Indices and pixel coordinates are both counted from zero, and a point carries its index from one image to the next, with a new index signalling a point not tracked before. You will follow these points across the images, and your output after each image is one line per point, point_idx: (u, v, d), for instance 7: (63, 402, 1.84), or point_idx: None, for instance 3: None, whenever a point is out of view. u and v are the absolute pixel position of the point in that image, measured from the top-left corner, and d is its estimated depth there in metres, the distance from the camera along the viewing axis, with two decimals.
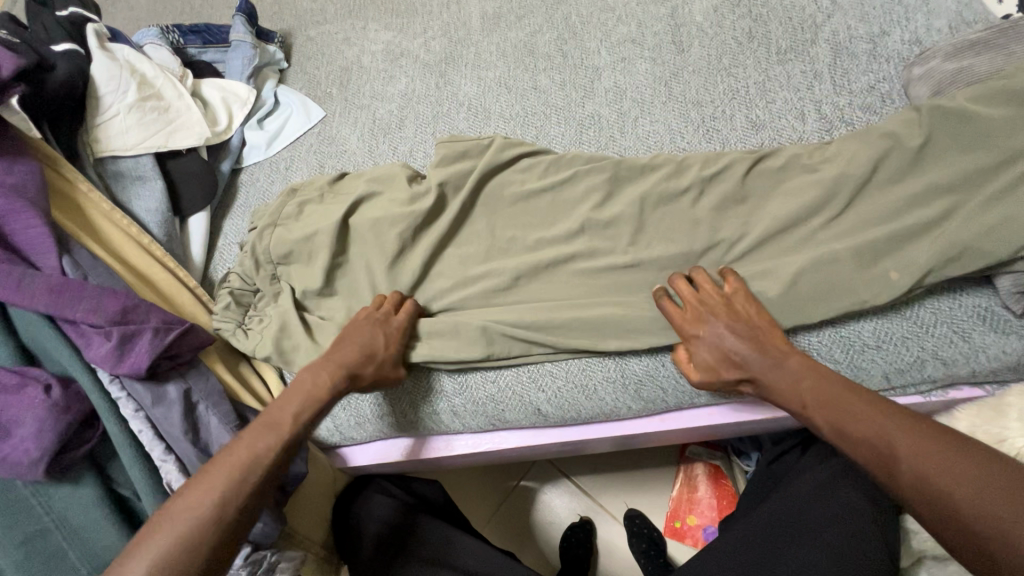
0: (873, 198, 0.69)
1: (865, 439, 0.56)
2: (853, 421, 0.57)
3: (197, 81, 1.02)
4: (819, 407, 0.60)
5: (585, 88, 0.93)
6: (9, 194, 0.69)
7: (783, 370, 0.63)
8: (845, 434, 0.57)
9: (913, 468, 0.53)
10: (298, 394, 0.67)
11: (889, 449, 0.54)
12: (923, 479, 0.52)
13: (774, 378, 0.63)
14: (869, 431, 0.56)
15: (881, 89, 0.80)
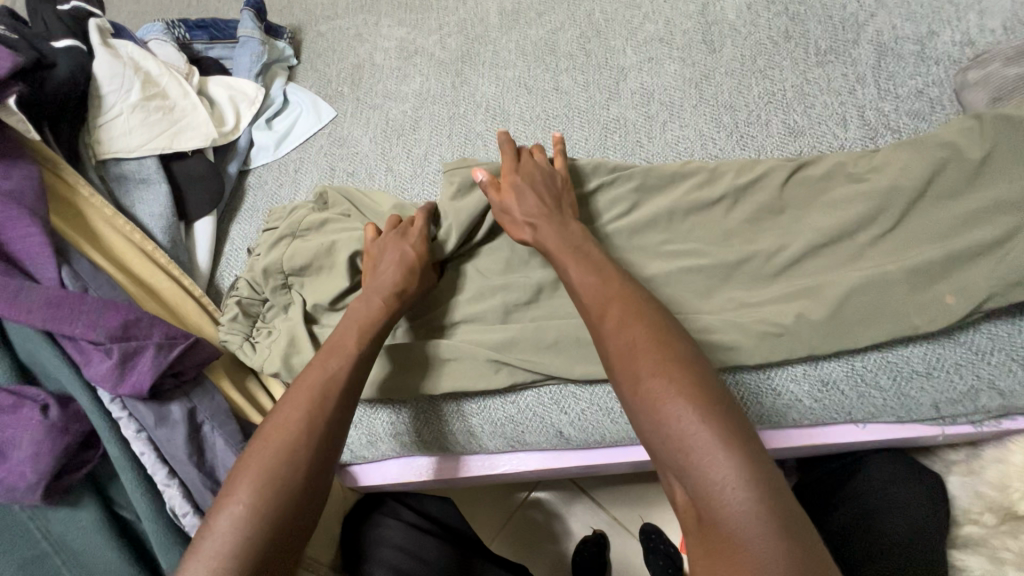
0: (925, 215, 0.64)
1: (656, 403, 0.48)
2: (655, 380, 0.49)
3: (203, 79, 0.98)
4: (629, 364, 0.51)
5: (610, 90, 0.88)
6: (7, 201, 0.65)
7: (628, 316, 0.54)
8: (642, 393, 0.49)
9: (687, 445, 0.45)
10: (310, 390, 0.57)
11: (672, 418, 0.46)
12: (686, 455, 0.45)
13: (614, 323, 0.54)
14: (666, 395, 0.48)
15: (931, 94, 0.75)
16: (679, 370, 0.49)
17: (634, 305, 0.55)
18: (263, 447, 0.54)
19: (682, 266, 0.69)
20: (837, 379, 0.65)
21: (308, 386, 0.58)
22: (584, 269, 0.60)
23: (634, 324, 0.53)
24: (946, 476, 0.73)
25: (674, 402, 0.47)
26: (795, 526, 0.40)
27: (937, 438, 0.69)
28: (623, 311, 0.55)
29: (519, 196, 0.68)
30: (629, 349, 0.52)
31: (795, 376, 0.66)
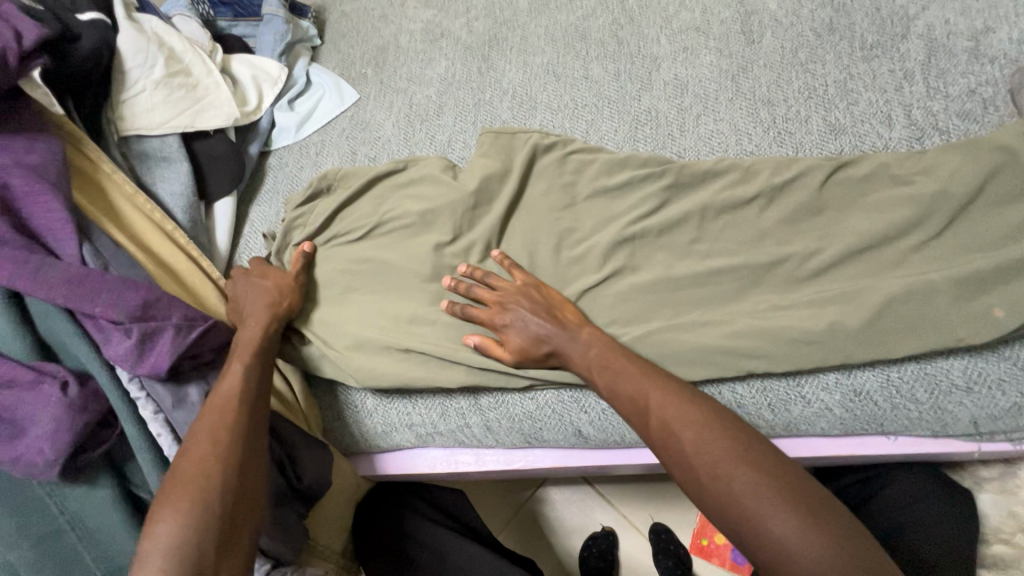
0: (973, 223, 0.61)
1: (744, 503, 0.48)
2: (729, 478, 0.50)
3: (227, 57, 0.97)
4: (670, 421, 0.56)
5: (642, 80, 0.85)
6: (30, 174, 0.65)
7: (688, 419, 0.55)
8: (730, 495, 0.49)
9: (789, 546, 0.45)
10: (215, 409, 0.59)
11: (763, 518, 0.47)
12: (796, 554, 0.45)
13: (672, 424, 0.55)
14: (745, 496, 0.48)
15: (983, 94, 0.71)
16: (754, 466, 0.50)
17: (686, 404, 0.56)
18: (181, 470, 0.55)
19: (713, 267, 0.67)
20: (872, 390, 0.62)
21: (215, 404, 0.60)
22: (617, 376, 0.61)
23: (698, 424, 0.54)
24: (976, 493, 0.71)
25: (767, 501, 0.48)
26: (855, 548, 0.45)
27: (971, 455, 0.66)
28: (679, 411, 0.56)
29: (516, 329, 0.66)
30: (705, 450, 0.52)
31: (827, 385, 0.64)
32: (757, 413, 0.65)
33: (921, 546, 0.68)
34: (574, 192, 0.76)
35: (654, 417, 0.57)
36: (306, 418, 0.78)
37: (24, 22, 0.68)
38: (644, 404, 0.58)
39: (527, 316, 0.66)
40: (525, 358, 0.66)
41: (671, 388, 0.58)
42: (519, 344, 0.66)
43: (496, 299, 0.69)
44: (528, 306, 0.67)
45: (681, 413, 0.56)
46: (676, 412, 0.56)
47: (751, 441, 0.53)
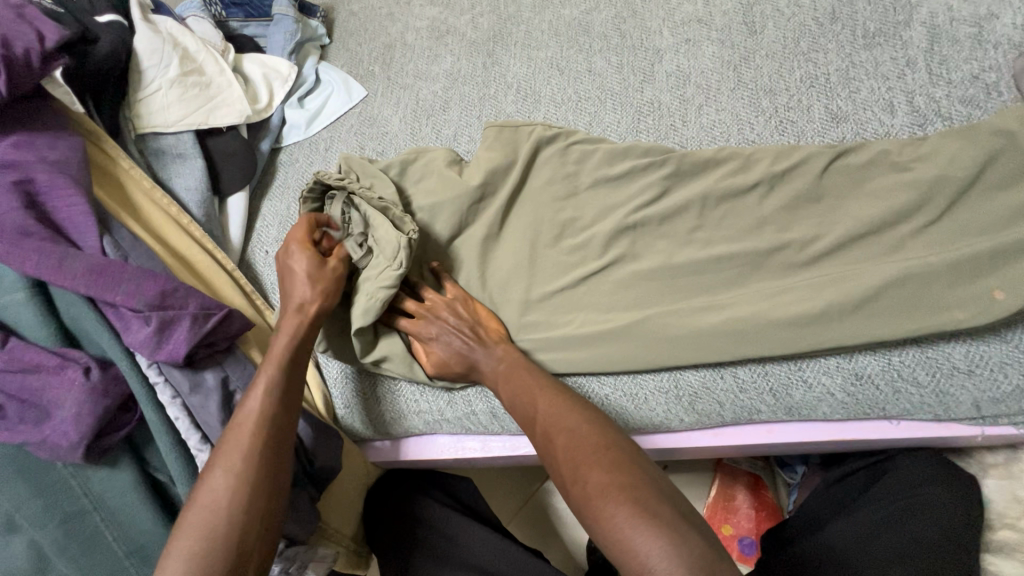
0: (972, 209, 0.62)
1: (598, 499, 0.53)
2: (588, 481, 0.55)
3: (239, 57, 0.99)
4: (544, 423, 0.61)
5: (645, 72, 0.86)
6: (53, 170, 0.68)
7: (569, 425, 0.60)
8: (591, 492, 0.54)
9: (630, 536, 0.50)
10: (245, 429, 0.59)
11: (613, 510, 0.52)
12: (634, 542, 0.49)
13: (551, 431, 0.61)
14: (598, 498, 0.53)
15: (986, 79, 0.71)
16: (617, 466, 0.55)
17: (568, 410, 0.62)
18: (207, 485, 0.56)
19: (713, 255, 0.68)
20: (873, 373, 0.63)
21: (247, 419, 0.60)
22: (515, 386, 0.66)
23: (571, 432, 0.59)
24: (980, 478, 0.72)
25: (613, 498, 0.52)
26: (687, 534, 0.49)
27: (976, 440, 0.66)
28: (559, 418, 0.61)
29: (430, 341, 0.71)
30: (573, 454, 0.57)
31: (828, 369, 0.64)
32: (758, 397, 0.66)
33: (920, 525, 0.68)
34: (577, 182, 0.77)
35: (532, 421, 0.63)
36: (349, 402, 0.80)
37: (47, 25, 0.71)
38: (532, 411, 0.63)
39: (444, 333, 0.70)
40: (440, 370, 0.72)
41: (554, 388, 0.65)
42: (441, 359, 0.71)
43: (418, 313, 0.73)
44: (451, 324, 0.71)
45: (559, 414, 0.61)
46: (552, 411, 0.62)
47: (618, 443, 0.58)
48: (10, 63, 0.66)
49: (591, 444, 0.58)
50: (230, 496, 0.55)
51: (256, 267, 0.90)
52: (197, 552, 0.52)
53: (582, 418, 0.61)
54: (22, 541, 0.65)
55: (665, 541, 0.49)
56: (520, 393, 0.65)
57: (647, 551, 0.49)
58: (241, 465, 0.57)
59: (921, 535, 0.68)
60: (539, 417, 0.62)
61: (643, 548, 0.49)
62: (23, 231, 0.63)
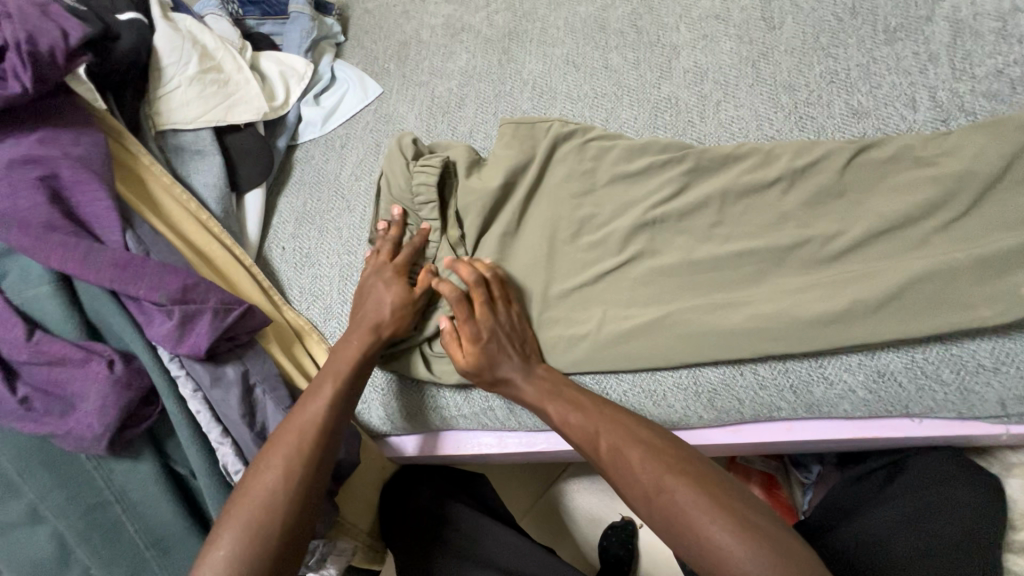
0: (999, 206, 0.61)
1: (668, 508, 0.53)
2: (655, 484, 0.54)
3: (255, 54, 1.00)
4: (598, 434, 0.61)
5: (662, 68, 0.86)
6: (77, 165, 0.69)
7: (621, 433, 0.60)
8: (657, 503, 0.54)
9: (709, 541, 0.50)
10: (288, 439, 0.60)
11: (682, 517, 0.51)
12: (719, 549, 0.49)
13: (606, 442, 0.60)
14: (675, 497, 0.53)
15: (1011, 74, 0.70)
16: (678, 470, 0.55)
17: (618, 419, 0.62)
18: (250, 495, 0.56)
19: (733, 251, 0.67)
20: (896, 370, 0.62)
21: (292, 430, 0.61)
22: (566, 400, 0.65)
23: (628, 442, 0.59)
24: (1003, 478, 0.71)
25: (680, 499, 0.52)
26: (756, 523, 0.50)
27: (999, 438, 0.65)
28: (611, 429, 0.61)
29: (481, 349, 0.68)
30: (627, 468, 0.57)
31: (850, 366, 0.64)
32: (778, 394, 0.66)
33: (945, 527, 0.68)
34: (594, 179, 0.77)
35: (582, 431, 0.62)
36: (366, 398, 0.80)
37: (69, 22, 0.72)
38: (588, 425, 0.62)
39: (496, 343, 0.68)
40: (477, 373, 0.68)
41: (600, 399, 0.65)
42: (474, 358, 0.68)
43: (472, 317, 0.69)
44: (503, 335, 0.69)
45: (614, 424, 0.61)
46: (604, 421, 0.62)
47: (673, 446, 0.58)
48: (35, 59, 0.67)
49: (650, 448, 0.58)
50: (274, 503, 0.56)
51: (273, 264, 0.91)
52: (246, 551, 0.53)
53: (630, 425, 0.61)
54: (47, 532, 0.66)
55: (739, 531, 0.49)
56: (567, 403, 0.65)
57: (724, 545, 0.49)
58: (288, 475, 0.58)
59: (943, 538, 0.68)
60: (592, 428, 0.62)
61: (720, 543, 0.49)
62: (49, 226, 0.64)
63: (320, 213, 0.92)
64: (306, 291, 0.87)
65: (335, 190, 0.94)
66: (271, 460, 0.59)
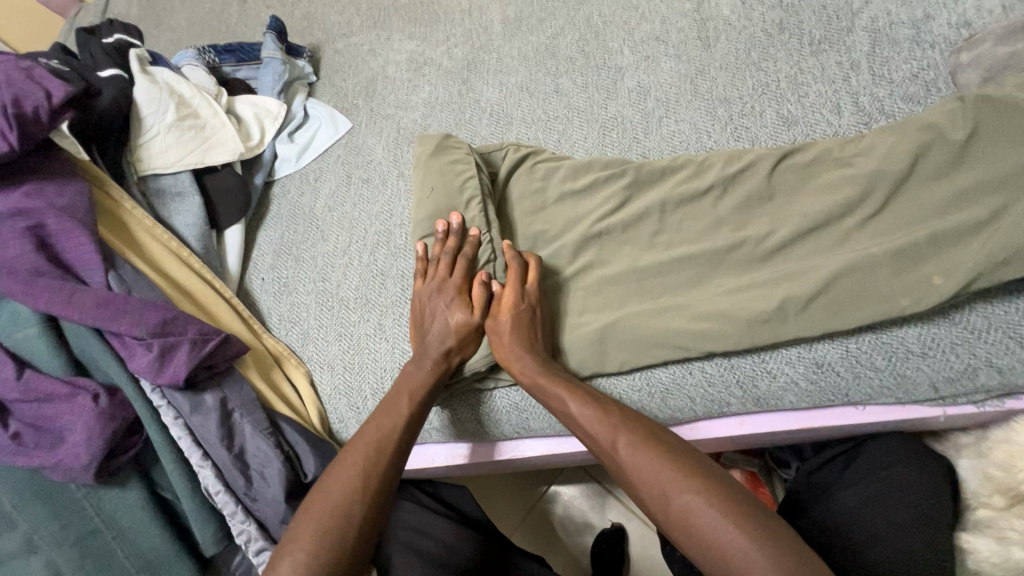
0: (914, 201, 0.65)
1: (691, 519, 0.52)
2: (684, 494, 0.54)
3: (231, 99, 1.06)
4: (624, 449, 0.59)
5: (608, 89, 0.92)
6: (61, 214, 0.74)
7: (646, 441, 0.59)
8: (674, 508, 0.54)
9: (731, 555, 0.50)
10: (365, 445, 0.63)
11: (705, 526, 0.52)
12: (736, 560, 0.49)
13: (634, 446, 0.59)
14: (703, 511, 0.52)
15: (926, 77, 0.75)
16: (700, 480, 0.55)
17: (645, 431, 0.61)
18: (330, 485, 0.60)
19: (674, 256, 0.72)
20: (833, 361, 0.66)
21: (368, 438, 0.64)
22: (594, 404, 0.64)
23: (655, 452, 0.58)
24: (953, 460, 0.73)
25: (705, 513, 0.52)
26: (778, 538, 0.50)
27: (939, 420, 0.69)
28: (638, 436, 0.60)
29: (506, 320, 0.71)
30: (645, 475, 0.57)
31: (790, 359, 0.67)
32: (726, 390, 0.69)
33: (895, 509, 0.71)
34: (544, 197, 0.82)
35: (612, 439, 0.60)
36: (343, 416, 0.84)
37: (52, 83, 0.78)
38: (612, 434, 0.61)
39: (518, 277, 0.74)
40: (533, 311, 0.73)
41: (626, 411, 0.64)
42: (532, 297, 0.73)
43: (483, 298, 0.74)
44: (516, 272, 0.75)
45: (636, 430, 0.60)
46: (627, 426, 0.61)
47: (694, 459, 0.58)
48: (21, 120, 0.73)
49: (673, 460, 0.57)
50: (349, 497, 0.59)
51: (253, 294, 0.96)
52: (324, 537, 0.56)
53: (651, 435, 0.60)
54: (41, 560, 0.69)
55: (756, 548, 0.49)
56: (596, 408, 0.63)
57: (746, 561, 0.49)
58: (361, 474, 0.61)
59: (892, 518, 0.70)
60: (618, 433, 0.60)
61: (744, 558, 0.49)
62: (36, 271, 0.69)
63: (296, 244, 0.98)
64: (285, 318, 0.92)
65: (311, 221, 0.99)
66: (351, 455, 0.63)
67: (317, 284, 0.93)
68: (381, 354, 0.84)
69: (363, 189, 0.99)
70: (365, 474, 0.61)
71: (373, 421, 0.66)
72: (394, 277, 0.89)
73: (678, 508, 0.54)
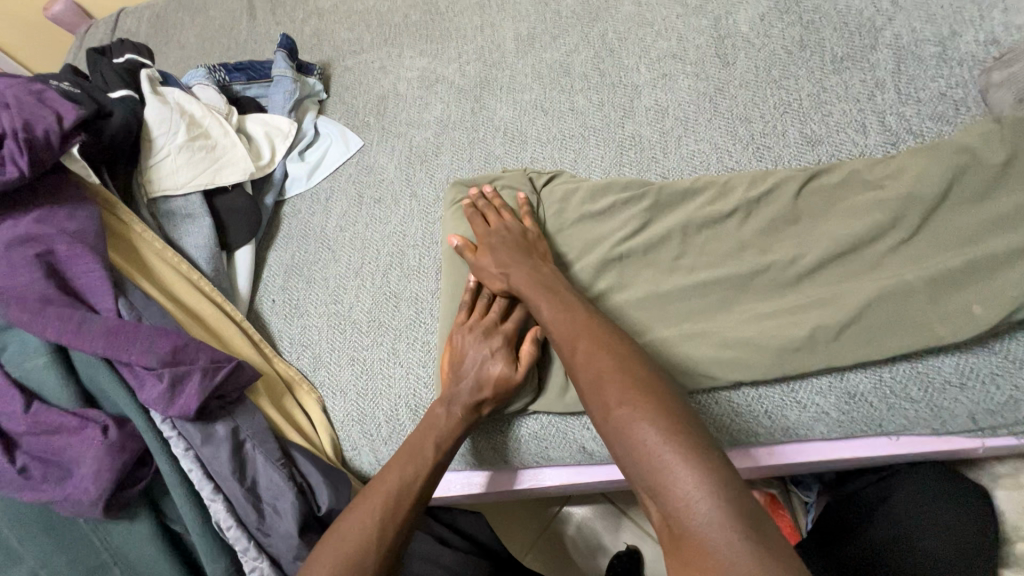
0: (949, 225, 0.62)
1: (625, 429, 0.51)
2: (627, 408, 0.52)
3: (242, 117, 1.05)
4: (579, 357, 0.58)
5: (625, 107, 0.90)
6: (71, 239, 0.73)
7: (604, 351, 0.57)
8: (614, 419, 0.52)
9: (662, 472, 0.47)
10: (380, 495, 0.61)
11: (640, 439, 0.49)
12: (664, 475, 0.47)
13: (591, 359, 0.57)
14: (640, 424, 0.50)
15: (954, 96, 0.73)
16: (646, 394, 0.52)
17: (609, 340, 0.59)
18: (343, 533, 0.58)
19: (698, 281, 0.70)
20: (865, 391, 0.64)
21: (384, 488, 0.61)
22: (563, 311, 0.63)
23: (611, 364, 0.56)
24: (990, 491, 0.70)
25: (640, 426, 0.50)
26: (712, 464, 0.46)
27: (977, 451, 0.66)
28: (598, 347, 0.58)
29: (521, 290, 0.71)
30: (595, 383, 0.55)
31: (821, 388, 0.65)
32: (755, 420, 0.67)
33: (934, 543, 0.68)
34: (562, 219, 0.80)
35: (573, 350, 0.59)
36: (356, 444, 0.82)
37: (63, 106, 0.77)
38: (572, 342, 0.60)
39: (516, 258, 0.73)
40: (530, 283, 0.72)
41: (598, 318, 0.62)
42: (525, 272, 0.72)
43: (524, 288, 0.68)
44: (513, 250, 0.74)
45: (597, 338, 0.59)
46: (589, 333, 0.60)
47: (650, 376, 0.55)
48: (31, 145, 0.72)
49: (624, 372, 0.55)
50: (360, 552, 0.56)
51: (263, 316, 0.94)
52: None
53: (612, 347, 0.58)
54: None
55: (685, 468, 0.46)
56: (563, 324, 0.62)
57: (672, 478, 0.46)
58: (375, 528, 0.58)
59: (931, 552, 0.68)
60: (578, 346, 0.59)
61: (669, 472, 0.46)
62: (45, 299, 0.67)
63: (308, 265, 0.96)
64: (297, 341, 0.90)
65: (322, 241, 0.98)
66: (363, 506, 0.60)
67: (329, 306, 0.91)
68: (395, 380, 0.82)
69: (375, 209, 0.98)
70: (379, 527, 0.58)
71: (388, 470, 0.63)
72: (407, 300, 0.87)
73: (617, 416, 0.52)
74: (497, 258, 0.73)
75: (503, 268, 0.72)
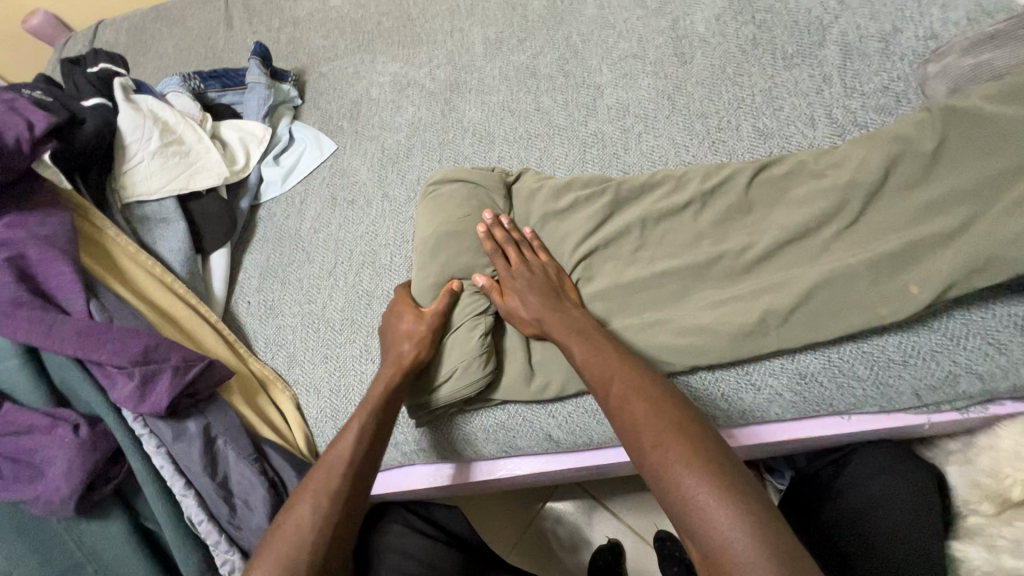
0: (888, 210, 0.65)
1: (665, 470, 0.50)
2: (662, 447, 0.51)
3: (216, 124, 1.07)
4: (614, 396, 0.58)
5: (588, 107, 0.93)
6: (42, 244, 0.74)
7: (638, 390, 0.57)
8: (651, 458, 0.52)
9: (701, 514, 0.47)
10: (321, 473, 0.62)
11: (679, 480, 0.49)
12: (702, 515, 0.47)
13: (627, 398, 0.57)
14: (677, 465, 0.50)
15: (896, 89, 0.77)
16: (681, 434, 0.52)
17: (648, 380, 0.59)
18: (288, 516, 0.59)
19: (655, 271, 0.72)
20: (815, 371, 0.66)
21: (325, 466, 0.62)
22: (592, 348, 0.64)
23: (649, 404, 0.56)
24: (943, 467, 0.73)
25: (677, 466, 0.50)
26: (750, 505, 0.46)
27: (925, 427, 0.69)
28: (636, 388, 0.58)
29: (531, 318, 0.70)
30: (635, 422, 0.55)
31: (773, 370, 0.67)
32: (713, 404, 0.69)
33: (892, 518, 0.70)
34: (526, 215, 0.83)
35: (609, 392, 0.59)
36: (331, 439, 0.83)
37: (35, 113, 0.78)
38: (606, 379, 0.60)
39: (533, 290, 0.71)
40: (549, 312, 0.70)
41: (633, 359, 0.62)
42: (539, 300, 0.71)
43: (562, 333, 0.67)
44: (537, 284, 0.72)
45: (634, 378, 0.59)
46: (624, 372, 0.60)
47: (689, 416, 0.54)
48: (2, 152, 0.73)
49: (661, 411, 0.55)
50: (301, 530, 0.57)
51: (239, 317, 0.96)
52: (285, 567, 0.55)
53: (647, 387, 0.58)
54: None
55: (722, 508, 0.46)
56: (595, 360, 0.63)
57: (710, 518, 0.46)
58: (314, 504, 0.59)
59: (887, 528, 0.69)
60: (613, 387, 0.59)
61: (708, 512, 0.46)
62: (16, 302, 0.68)
63: (282, 267, 0.98)
64: (271, 341, 0.91)
65: (296, 243, 1.00)
66: (305, 489, 0.61)
67: (303, 306, 0.93)
68: (367, 376, 0.84)
69: (348, 210, 1.00)
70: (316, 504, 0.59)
71: (329, 449, 0.64)
72: (380, 298, 0.89)
73: (653, 454, 0.52)
74: (527, 301, 0.71)
75: (536, 314, 0.70)
